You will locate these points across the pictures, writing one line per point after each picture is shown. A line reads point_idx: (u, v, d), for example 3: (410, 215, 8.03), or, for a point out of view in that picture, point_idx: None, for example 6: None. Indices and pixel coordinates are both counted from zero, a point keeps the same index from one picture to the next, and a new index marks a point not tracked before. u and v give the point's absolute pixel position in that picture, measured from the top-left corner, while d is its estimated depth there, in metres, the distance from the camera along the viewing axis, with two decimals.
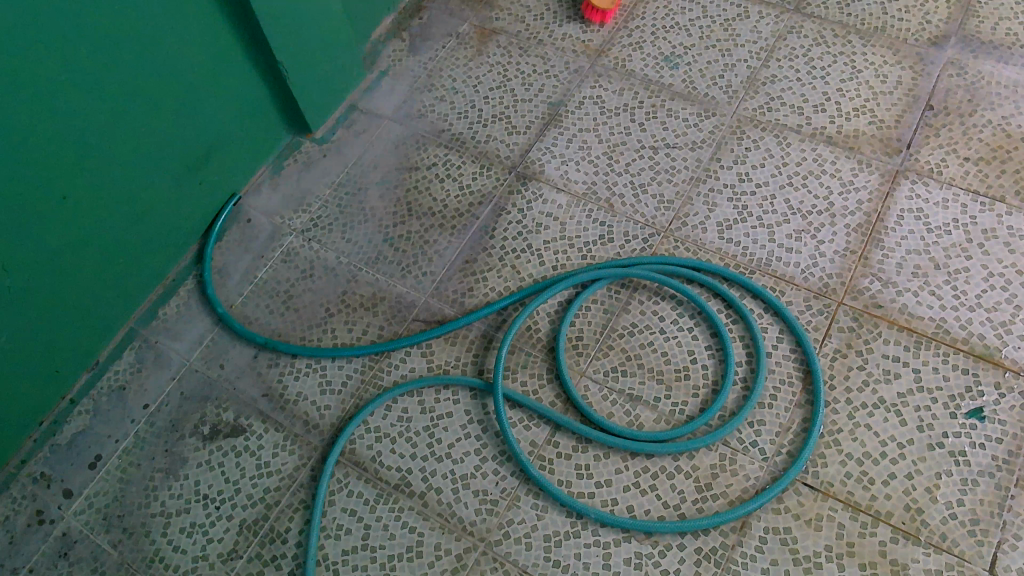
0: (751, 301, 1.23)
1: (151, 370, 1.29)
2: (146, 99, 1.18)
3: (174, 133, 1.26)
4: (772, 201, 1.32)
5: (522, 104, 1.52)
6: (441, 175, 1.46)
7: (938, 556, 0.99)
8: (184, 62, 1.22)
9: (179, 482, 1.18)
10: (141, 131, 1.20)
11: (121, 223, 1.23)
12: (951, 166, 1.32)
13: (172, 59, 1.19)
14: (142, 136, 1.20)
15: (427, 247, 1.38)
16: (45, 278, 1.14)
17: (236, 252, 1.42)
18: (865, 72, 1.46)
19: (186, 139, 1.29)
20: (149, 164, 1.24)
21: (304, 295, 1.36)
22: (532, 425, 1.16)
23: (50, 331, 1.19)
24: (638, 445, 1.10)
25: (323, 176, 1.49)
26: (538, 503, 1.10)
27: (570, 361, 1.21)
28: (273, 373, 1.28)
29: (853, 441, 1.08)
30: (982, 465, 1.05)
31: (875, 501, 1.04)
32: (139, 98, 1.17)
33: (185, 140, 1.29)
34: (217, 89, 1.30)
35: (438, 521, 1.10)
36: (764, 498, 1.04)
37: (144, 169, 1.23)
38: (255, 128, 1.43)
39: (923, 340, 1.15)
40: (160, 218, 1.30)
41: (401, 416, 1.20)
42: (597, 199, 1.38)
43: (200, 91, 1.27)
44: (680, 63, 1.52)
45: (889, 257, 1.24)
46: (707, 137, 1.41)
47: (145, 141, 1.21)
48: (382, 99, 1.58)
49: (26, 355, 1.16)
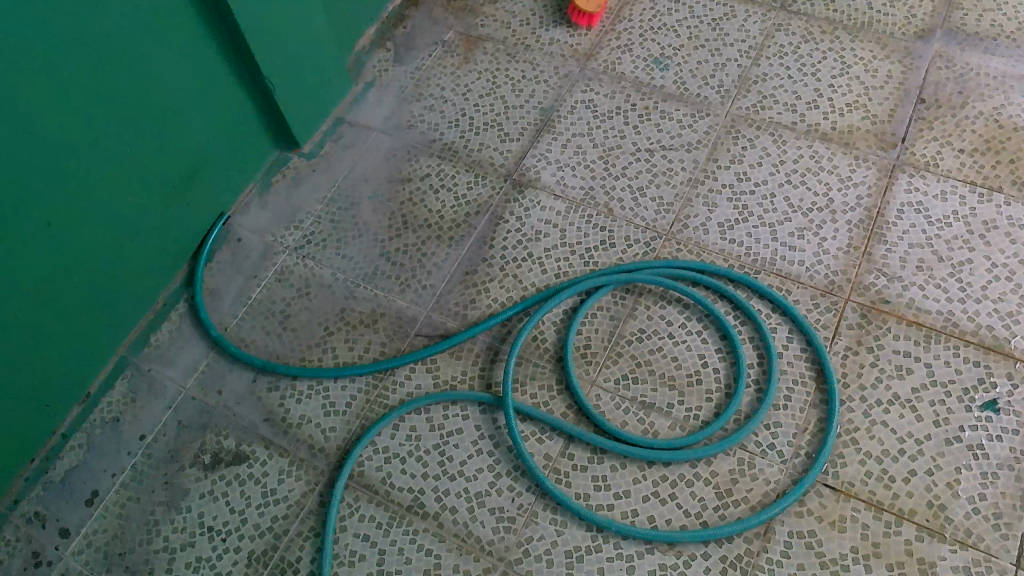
0: (758, 302, 1.22)
1: (145, 399, 1.25)
2: (133, 118, 1.15)
3: (161, 150, 1.22)
4: (771, 200, 1.32)
5: (513, 111, 1.50)
6: (435, 185, 1.43)
7: (964, 553, 0.99)
8: (168, 75, 1.18)
9: (181, 515, 1.14)
10: (126, 153, 1.16)
11: (108, 245, 1.19)
12: (946, 159, 1.33)
13: (156, 73, 1.15)
14: (128, 159, 1.17)
15: (425, 260, 1.35)
16: (32, 307, 1.09)
17: (227, 273, 1.38)
18: (854, 67, 1.46)
19: (171, 156, 1.24)
20: (136, 184, 1.20)
21: (301, 315, 1.33)
22: (545, 438, 1.14)
23: (39, 363, 1.14)
24: (652, 454, 1.08)
25: (314, 192, 1.46)
26: (556, 518, 1.07)
27: (580, 371, 1.19)
28: (274, 397, 1.24)
29: (871, 439, 1.07)
30: (1000, 458, 1.05)
31: (897, 500, 1.03)
32: (124, 119, 1.13)
33: (171, 158, 1.25)
34: (203, 104, 1.26)
35: (454, 543, 1.07)
36: (779, 508, 1.02)
37: (131, 191, 1.19)
38: (241, 145, 1.40)
39: (933, 334, 1.15)
40: (148, 240, 1.26)
41: (409, 434, 1.17)
42: (595, 204, 1.36)
43: (186, 106, 1.23)
44: (670, 65, 1.51)
45: (892, 252, 1.24)
46: (702, 138, 1.40)
47: (133, 160, 1.17)
48: (369, 110, 1.55)
49: (16, 388, 1.11)
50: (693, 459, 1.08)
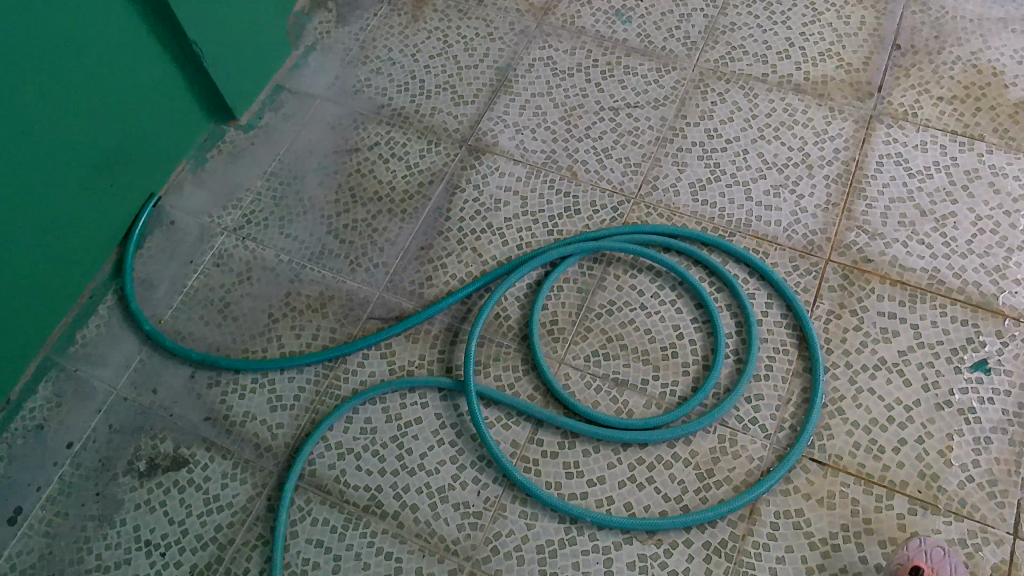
0: (733, 266, 1.14)
1: (73, 403, 1.13)
2: (64, 101, 1.06)
3: (74, 128, 1.09)
4: (744, 157, 1.23)
5: (466, 72, 1.39)
6: (385, 155, 1.33)
7: (960, 525, 0.93)
8: (87, 45, 1.06)
9: (115, 529, 1.04)
10: (59, 138, 1.07)
11: (21, 236, 1.06)
12: (925, 108, 1.25)
13: (86, 49, 1.06)
14: (58, 144, 1.07)
15: (376, 236, 1.25)
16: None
17: (161, 260, 1.26)
18: (827, 13, 1.38)
19: (87, 135, 1.12)
20: (70, 171, 1.11)
21: (242, 302, 1.22)
22: (511, 424, 1.05)
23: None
24: (627, 435, 1.00)
25: (254, 167, 1.35)
26: (526, 510, 0.99)
27: (547, 349, 1.10)
28: (214, 394, 1.14)
29: (858, 408, 1.01)
30: (993, 422, 0.99)
31: (888, 472, 0.96)
32: (53, 101, 1.04)
33: (89, 138, 1.12)
34: (123, 76, 1.14)
35: (417, 543, 0.99)
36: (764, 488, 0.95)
37: (64, 178, 1.10)
38: (169, 118, 1.27)
39: (918, 293, 1.08)
40: (66, 228, 1.14)
41: (364, 427, 1.08)
42: (558, 168, 1.27)
43: (106, 79, 1.11)
44: (632, 17, 1.41)
45: (872, 207, 1.16)
46: (669, 94, 1.31)
47: (68, 146, 1.09)
48: (312, 75, 1.43)
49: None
50: (672, 438, 1.00)
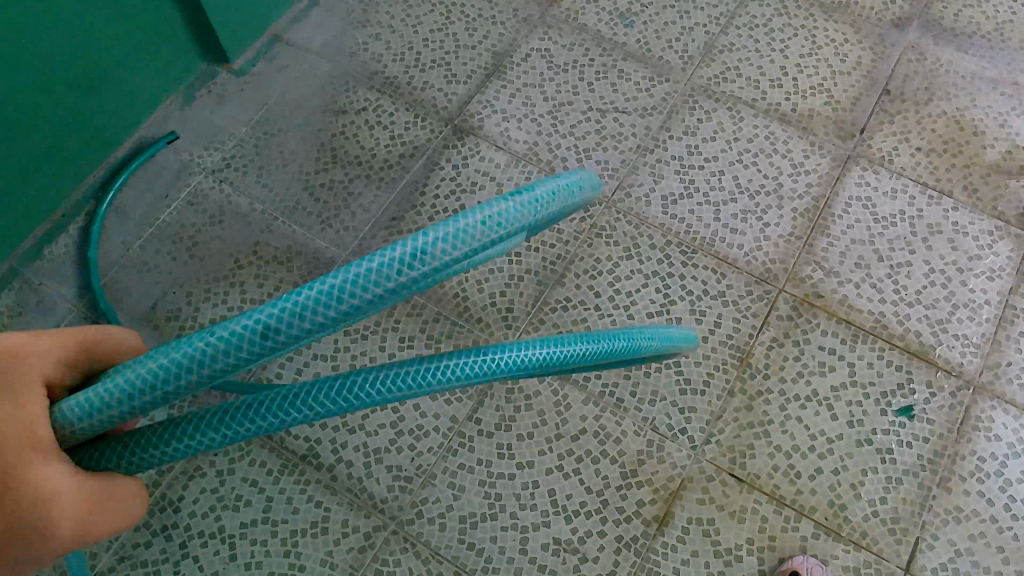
0: (690, 280, 1.16)
1: (34, 316, 1.19)
2: (43, 34, 1.06)
3: (35, 39, 1.06)
4: (719, 178, 1.24)
5: (463, 52, 1.37)
6: (371, 122, 1.32)
7: (857, 554, 0.99)
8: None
9: None
10: (41, 70, 1.09)
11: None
12: (901, 157, 1.26)
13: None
14: (41, 76, 1.10)
15: (351, 200, 1.25)
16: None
17: (136, 190, 1.28)
18: (824, 49, 1.36)
19: (48, 44, 1.08)
20: (38, 97, 1.11)
21: (211, 244, 1.24)
22: (453, 399, 1.09)
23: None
24: (122, 377, 0.51)
25: (240, 112, 1.34)
26: (454, 483, 1.05)
27: (498, 334, 1.13)
28: (173, 328, 1.18)
29: (783, 434, 1.05)
30: (907, 464, 1.03)
31: (800, 496, 1.02)
32: (39, 41, 1.06)
33: (58, 50, 1.10)
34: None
35: (346, 497, 1.06)
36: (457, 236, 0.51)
37: (35, 106, 1.12)
38: (162, 52, 1.28)
39: (860, 333, 1.12)
40: (26, 147, 1.13)
41: (312, 381, 1.10)
42: (537, 160, 1.27)
43: (88, 24, 1.12)
44: (635, 21, 1.40)
45: (833, 245, 1.18)
46: (658, 104, 1.31)
47: (42, 79, 1.10)
48: (309, 31, 1.41)
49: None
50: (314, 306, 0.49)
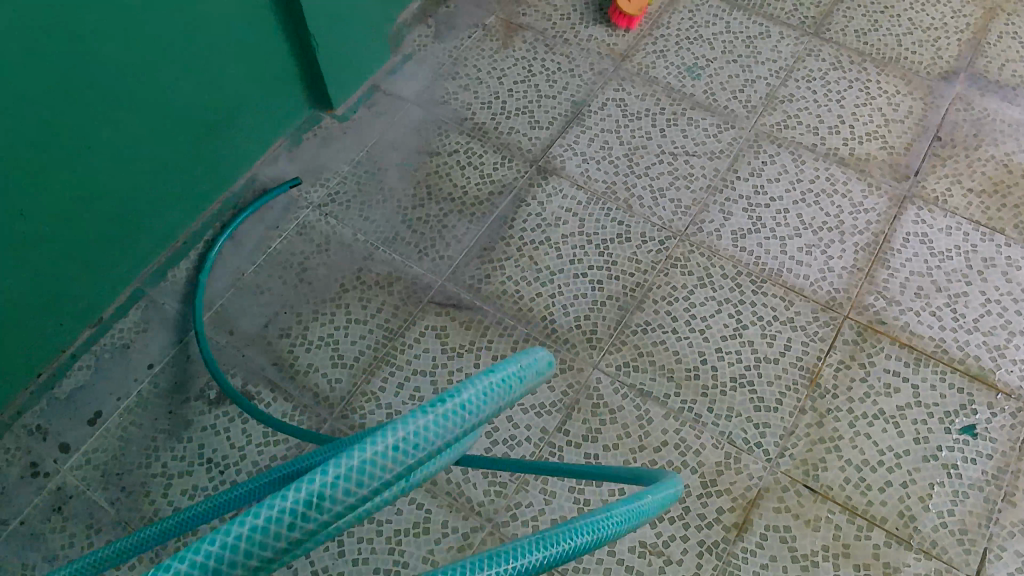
0: (760, 307, 1.26)
1: (157, 331, 1.29)
2: (192, 79, 1.21)
3: (184, 85, 1.20)
4: (784, 215, 1.35)
5: (545, 101, 1.51)
6: (462, 163, 1.45)
7: (928, 562, 1.05)
8: (225, 49, 1.24)
9: (182, 445, 1.19)
10: (185, 111, 1.23)
11: (119, 181, 1.18)
12: (954, 197, 1.36)
13: (218, 50, 1.22)
14: (185, 116, 1.24)
15: (445, 232, 1.38)
16: (36, 220, 1.09)
17: (250, 219, 1.40)
18: (877, 99, 1.48)
19: (192, 89, 1.22)
20: (180, 134, 1.25)
21: (318, 269, 1.36)
22: (544, 412, 1.19)
23: (28, 282, 1.13)
24: None
25: (343, 152, 1.48)
26: (546, 488, 1.14)
27: (584, 353, 1.23)
28: (284, 343, 1.28)
29: (853, 448, 1.13)
30: (972, 479, 1.10)
31: (871, 507, 1.09)
32: (189, 84, 1.21)
33: (201, 94, 1.24)
34: (235, 47, 1.25)
35: (445, 500, 1.13)
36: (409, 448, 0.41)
37: (177, 142, 1.25)
38: (279, 98, 1.43)
39: (923, 357, 1.20)
40: (166, 181, 1.27)
41: (414, 394, 1.23)
42: (615, 198, 1.39)
43: (226, 71, 1.27)
44: (701, 75, 1.53)
45: (893, 277, 1.28)
46: (725, 148, 1.43)
47: (186, 118, 1.24)
48: (405, 81, 1.56)
49: (12, 304, 1.12)
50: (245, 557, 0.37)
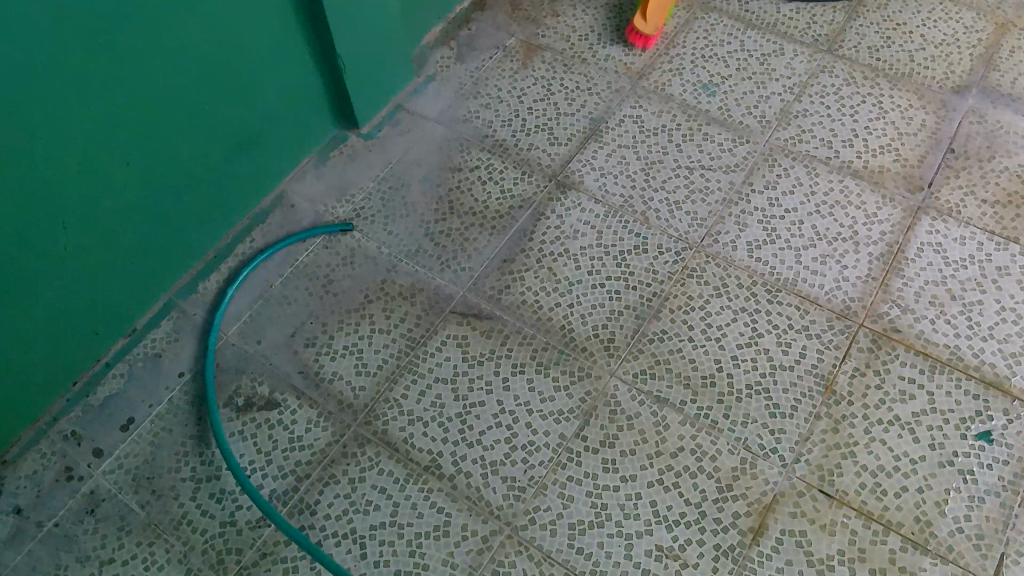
0: (776, 316, 1.28)
1: (188, 341, 1.34)
2: (224, 94, 1.27)
3: (217, 104, 1.27)
4: (799, 226, 1.37)
5: (563, 118, 1.56)
6: (483, 178, 1.50)
7: (945, 566, 1.05)
8: (256, 65, 1.30)
9: (211, 450, 1.23)
10: (217, 125, 1.29)
11: (154, 191, 1.24)
12: (969, 208, 1.37)
13: (248, 65, 1.28)
14: (216, 130, 1.29)
15: (466, 245, 1.42)
16: (78, 228, 1.15)
17: (278, 234, 1.46)
18: (891, 113, 1.50)
19: (224, 103, 1.28)
20: (212, 148, 1.31)
21: (343, 281, 1.40)
22: (561, 419, 1.22)
23: (67, 286, 1.18)
24: None
25: (368, 169, 1.54)
26: (564, 493, 1.15)
27: (601, 361, 1.26)
28: (309, 353, 1.32)
29: (868, 454, 1.14)
30: (988, 485, 1.11)
31: (887, 512, 1.10)
32: (221, 99, 1.27)
33: (232, 109, 1.30)
34: (265, 69, 1.32)
35: (465, 504, 1.16)
36: None
37: (209, 155, 1.31)
38: (307, 117, 1.48)
39: (938, 365, 1.21)
40: (198, 194, 1.33)
41: (435, 401, 1.26)
42: (632, 211, 1.42)
43: (256, 87, 1.33)
44: (716, 91, 1.57)
45: (908, 285, 1.29)
46: (740, 161, 1.46)
47: (218, 133, 1.30)
48: (428, 101, 1.62)
49: (53, 311, 1.18)
50: None
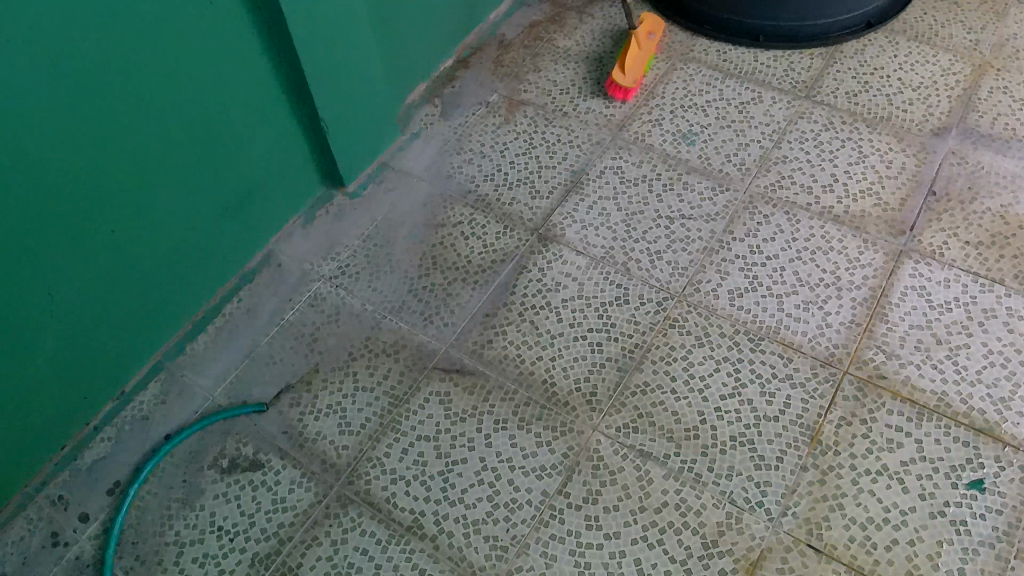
0: (759, 365, 1.27)
1: (176, 402, 1.35)
2: (208, 155, 1.29)
3: (202, 165, 1.29)
4: (781, 272, 1.37)
5: (545, 171, 1.58)
6: (466, 233, 1.51)
7: None
8: (240, 126, 1.32)
9: (194, 513, 1.22)
10: (203, 184, 1.31)
11: (140, 253, 1.25)
12: (951, 250, 1.36)
13: (232, 126, 1.31)
14: (203, 190, 1.32)
15: (449, 300, 1.43)
16: (65, 293, 1.16)
17: (265, 293, 1.47)
18: (871, 156, 1.51)
19: (209, 164, 1.30)
20: (200, 208, 1.33)
21: (328, 338, 1.41)
22: (544, 476, 1.20)
23: (54, 351, 1.19)
24: None
25: (354, 227, 1.55)
26: (547, 552, 1.13)
27: (584, 415, 1.25)
28: (294, 412, 1.32)
29: (857, 505, 1.12)
30: (982, 535, 1.08)
31: (878, 566, 1.07)
32: (206, 160, 1.29)
33: (218, 169, 1.33)
34: (251, 133, 1.35)
35: (447, 565, 1.14)
36: None
37: (196, 215, 1.33)
38: (293, 176, 1.51)
39: (925, 411, 1.19)
40: (186, 253, 1.35)
41: (417, 459, 1.25)
42: (614, 263, 1.42)
43: (241, 147, 1.35)
44: (696, 140, 1.58)
45: (892, 331, 1.28)
46: (721, 210, 1.46)
47: (204, 192, 1.32)
48: (413, 158, 1.64)
49: (41, 376, 1.18)
50: None
